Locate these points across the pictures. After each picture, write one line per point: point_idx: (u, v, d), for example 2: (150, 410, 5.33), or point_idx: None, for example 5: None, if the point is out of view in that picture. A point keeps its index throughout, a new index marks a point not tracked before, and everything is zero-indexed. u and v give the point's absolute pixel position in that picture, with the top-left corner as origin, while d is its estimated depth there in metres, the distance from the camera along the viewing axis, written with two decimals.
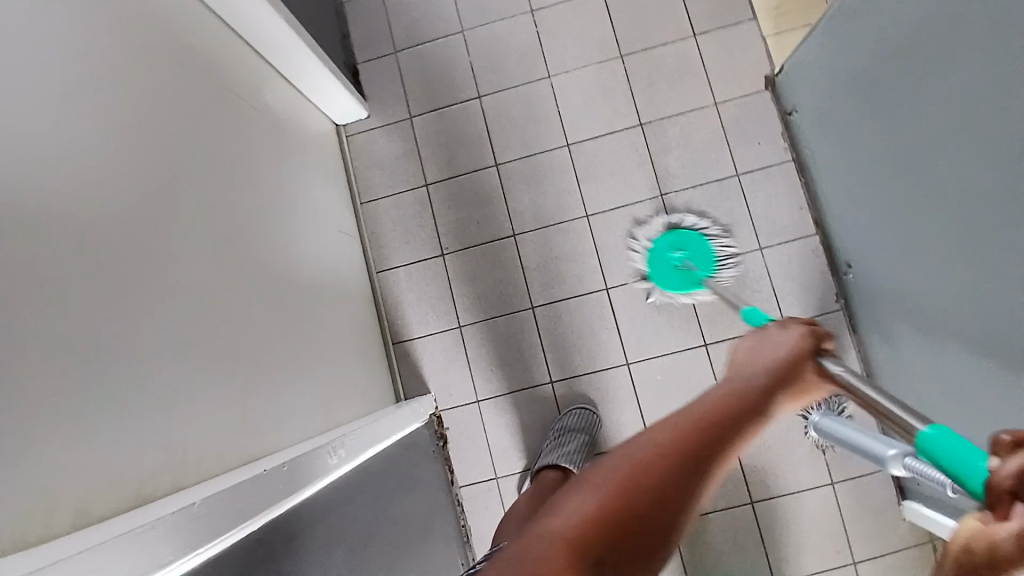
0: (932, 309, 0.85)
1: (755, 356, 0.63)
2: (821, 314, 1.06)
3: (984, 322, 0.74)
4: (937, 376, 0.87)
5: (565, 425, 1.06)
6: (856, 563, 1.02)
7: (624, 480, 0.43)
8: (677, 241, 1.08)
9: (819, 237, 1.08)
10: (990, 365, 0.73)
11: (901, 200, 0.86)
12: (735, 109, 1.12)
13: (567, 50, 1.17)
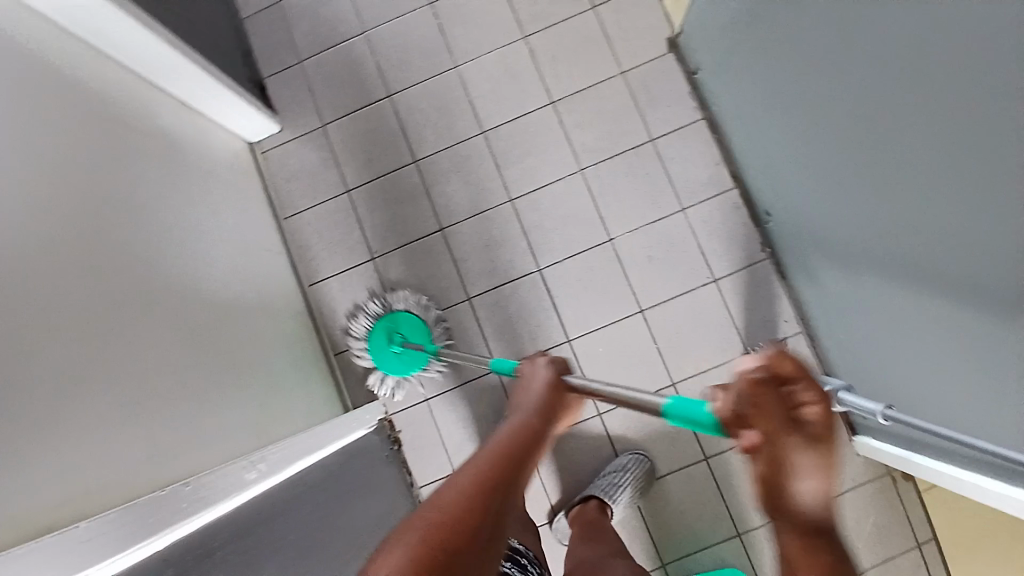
0: (852, 242, 0.86)
1: (521, 405, 0.65)
2: (749, 265, 1.08)
3: (900, 244, 0.74)
4: (865, 307, 0.89)
5: None
6: None
7: (436, 521, 0.38)
8: (393, 326, 1.09)
9: (737, 190, 1.09)
10: (913, 285, 0.74)
11: (810, 137, 0.87)
12: (642, 74, 1.13)
13: (470, 38, 1.16)
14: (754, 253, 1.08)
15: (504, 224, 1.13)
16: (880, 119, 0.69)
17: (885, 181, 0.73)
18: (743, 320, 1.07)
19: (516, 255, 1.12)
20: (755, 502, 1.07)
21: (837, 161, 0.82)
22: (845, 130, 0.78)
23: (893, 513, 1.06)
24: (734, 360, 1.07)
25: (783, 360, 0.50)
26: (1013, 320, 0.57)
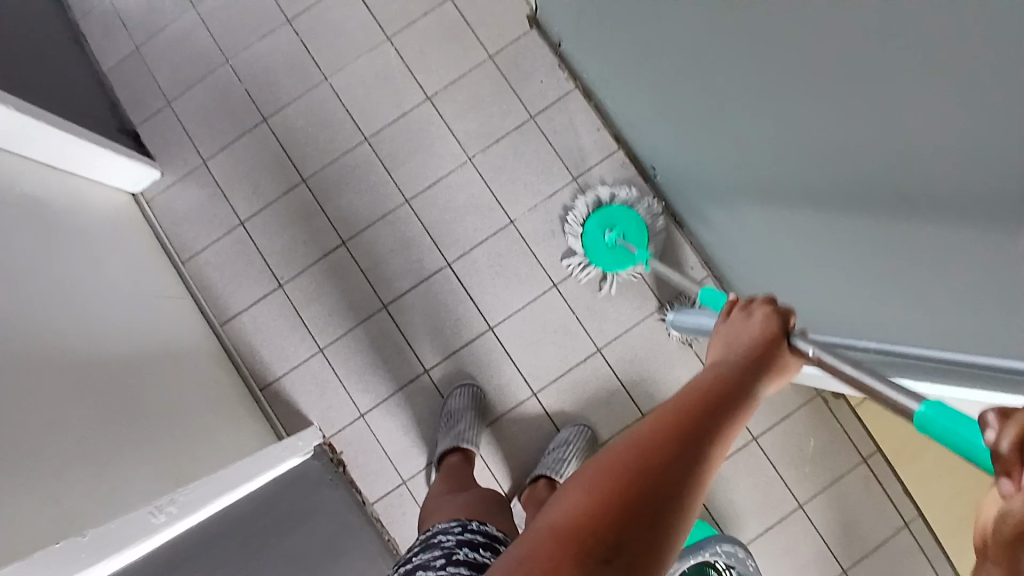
0: (735, 177, 0.88)
1: (720, 350, 0.56)
2: (648, 221, 1.10)
3: (778, 164, 0.76)
4: (758, 238, 0.91)
5: (452, 408, 1.06)
6: (756, 438, 1.09)
7: (632, 458, 0.39)
8: (603, 221, 1.07)
9: (622, 151, 1.11)
10: (798, 203, 0.77)
11: (677, 85, 0.88)
12: (511, 55, 1.13)
13: (334, 49, 1.15)
14: (650, 209, 1.10)
15: (404, 226, 1.12)
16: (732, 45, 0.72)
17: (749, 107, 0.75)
18: (652, 274, 1.09)
19: (423, 254, 1.12)
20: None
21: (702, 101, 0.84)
22: (701, 69, 0.80)
23: (834, 433, 1.09)
24: (651, 316, 1.09)
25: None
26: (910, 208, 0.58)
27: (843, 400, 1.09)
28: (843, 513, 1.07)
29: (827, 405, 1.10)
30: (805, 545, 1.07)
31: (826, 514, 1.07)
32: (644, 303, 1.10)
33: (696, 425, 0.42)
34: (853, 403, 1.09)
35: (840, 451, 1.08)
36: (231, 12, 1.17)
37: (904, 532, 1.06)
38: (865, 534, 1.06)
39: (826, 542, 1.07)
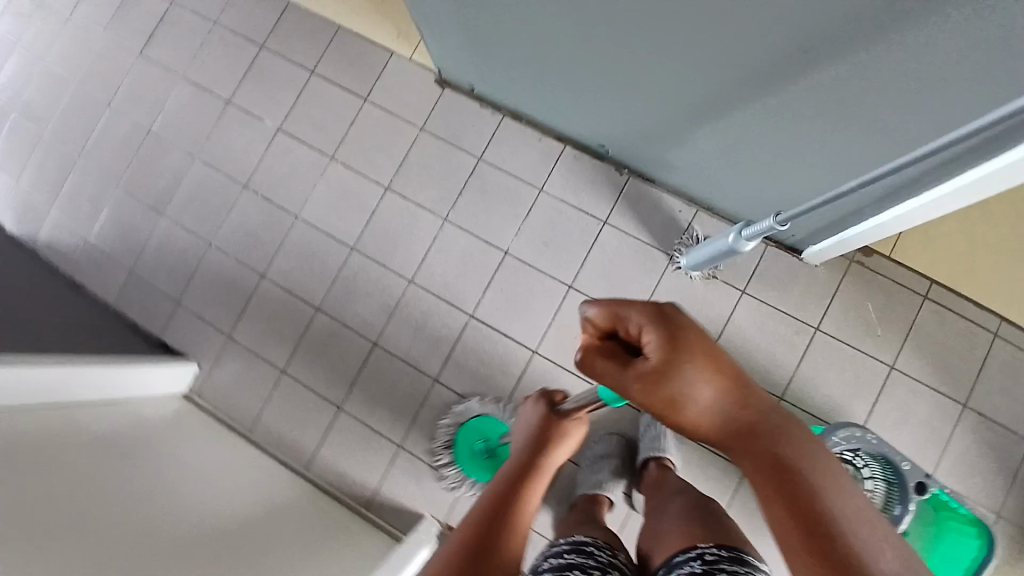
0: (669, 117, 0.94)
1: (515, 444, 0.81)
2: (621, 192, 1.16)
3: (696, 85, 0.83)
4: (720, 153, 0.96)
5: (598, 453, 1.09)
6: (819, 326, 1.08)
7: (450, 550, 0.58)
8: (473, 432, 1.12)
9: (570, 147, 1.19)
10: (733, 105, 0.82)
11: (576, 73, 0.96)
12: (437, 119, 1.23)
13: (292, 190, 1.26)
14: (618, 181, 1.17)
15: (419, 303, 1.19)
16: (595, 28, 0.80)
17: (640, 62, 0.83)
18: (649, 235, 1.15)
19: (446, 318, 1.18)
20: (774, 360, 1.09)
21: (604, 78, 0.92)
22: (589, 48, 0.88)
23: (885, 286, 1.08)
24: (667, 269, 1.13)
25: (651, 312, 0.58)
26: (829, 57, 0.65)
27: (876, 254, 1.09)
28: (937, 354, 1.06)
29: (867, 266, 1.09)
30: (919, 397, 1.05)
31: (923, 364, 1.06)
32: (656, 260, 1.14)
33: (483, 525, 0.61)
34: (887, 252, 1.09)
35: (902, 301, 1.08)
36: (195, 206, 1.30)
37: (999, 342, 1.05)
38: (967, 363, 1.05)
39: (938, 388, 1.05)
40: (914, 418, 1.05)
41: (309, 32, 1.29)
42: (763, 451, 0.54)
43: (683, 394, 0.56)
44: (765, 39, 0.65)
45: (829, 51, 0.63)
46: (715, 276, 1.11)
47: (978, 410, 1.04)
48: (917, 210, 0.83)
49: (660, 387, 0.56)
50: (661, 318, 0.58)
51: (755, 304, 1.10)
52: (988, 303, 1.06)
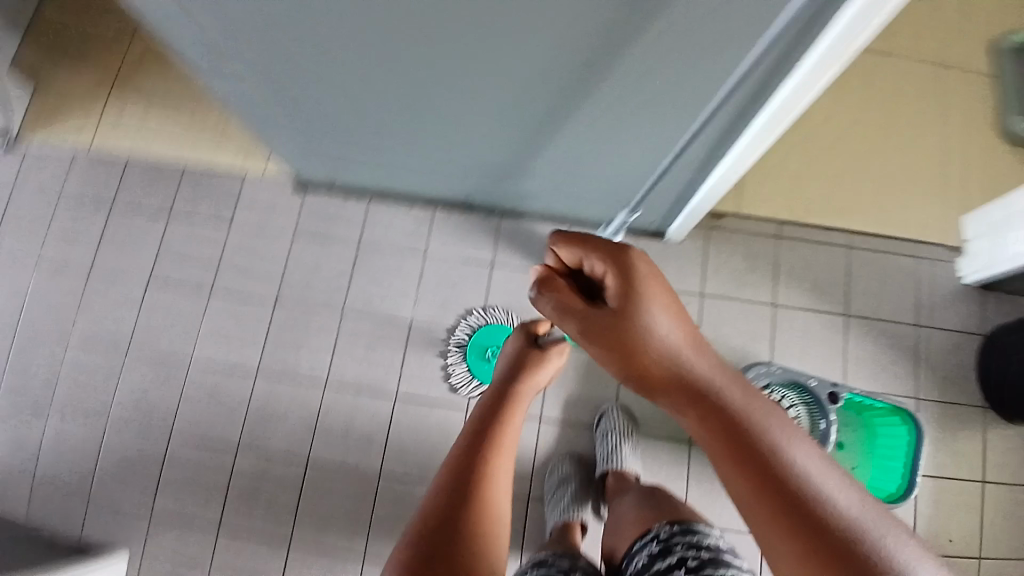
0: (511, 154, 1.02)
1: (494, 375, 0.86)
2: (496, 235, 1.23)
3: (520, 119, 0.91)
4: (566, 171, 1.04)
5: (556, 478, 1.14)
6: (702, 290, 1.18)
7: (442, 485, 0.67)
8: (484, 343, 1.16)
9: (438, 209, 1.24)
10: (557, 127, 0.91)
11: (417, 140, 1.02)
12: (305, 222, 1.24)
13: (180, 338, 1.22)
14: (490, 226, 1.24)
15: (341, 402, 1.17)
16: (418, 98, 0.87)
17: (469, 117, 0.91)
18: (534, 264, 1.22)
19: (373, 407, 1.17)
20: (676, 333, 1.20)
21: (444, 139, 0.99)
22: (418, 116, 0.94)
23: (744, 239, 1.20)
24: None
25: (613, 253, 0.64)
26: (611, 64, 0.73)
27: (727, 215, 1.21)
28: (809, 281, 1.18)
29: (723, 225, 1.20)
30: (807, 323, 1.17)
31: (799, 294, 1.18)
32: None
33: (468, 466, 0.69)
34: (735, 209, 1.21)
35: (763, 247, 1.20)
36: (78, 388, 1.22)
37: (852, 252, 1.20)
38: (832, 280, 1.19)
39: (819, 310, 1.17)
40: (810, 344, 1.16)
41: (152, 180, 1.28)
42: (715, 403, 0.54)
43: (634, 337, 0.58)
44: (559, 75, 0.75)
45: (613, 73, 0.72)
46: None
47: (855, 317, 1.18)
48: (727, 175, 0.95)
49: (611, 327, 0.60)
50: (625, 263, 0.63)
51: None
52: (825, 225, 1.22)
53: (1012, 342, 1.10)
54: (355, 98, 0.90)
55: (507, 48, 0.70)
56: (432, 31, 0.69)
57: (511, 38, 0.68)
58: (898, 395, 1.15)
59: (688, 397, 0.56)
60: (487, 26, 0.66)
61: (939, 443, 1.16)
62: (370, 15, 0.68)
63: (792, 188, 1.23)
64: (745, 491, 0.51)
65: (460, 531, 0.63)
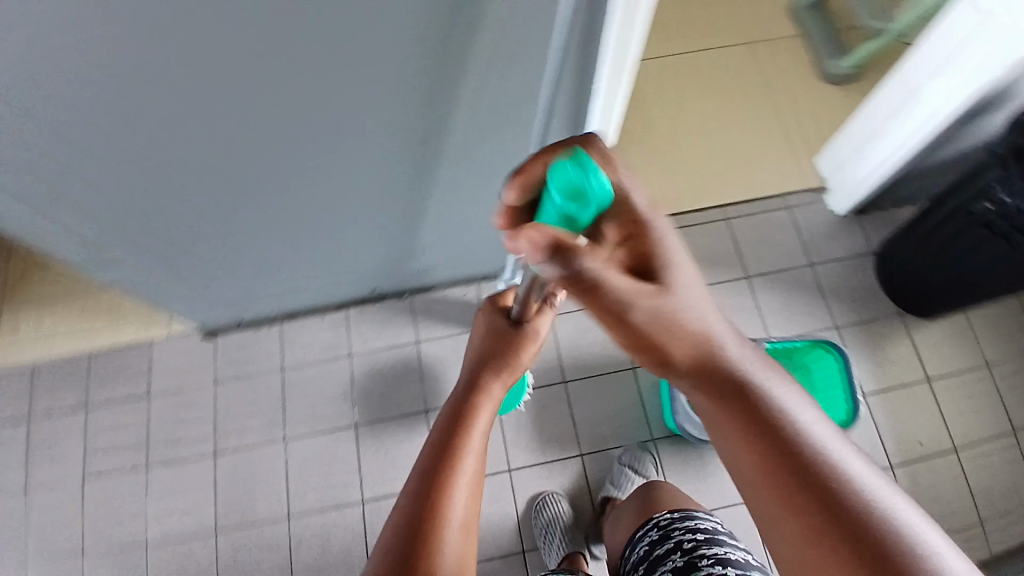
0: (395, 234, 1.06)
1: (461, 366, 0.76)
2: (413, 312, 1.26)
3: (388, 203, 0.96)
4: (452, 233, 1.09)
5: (544, 517, 1.15)
6: None
7: (413, 487, 0.61)
8: None
9: (350, 305, 1.27)
10: (424, 198, 0.97)
11: (304, 249, 1.05)
12: (225, 363, 1.24)
13: (129, 520, 1.17)
14: (403, 306, 1.27)
15: (310, 525, 1.15)
16: (290, 208, 0.92)
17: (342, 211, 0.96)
18: (457, 328, 1.25)
19: (343, 519, 1.15)
20: (605, 341, 1.28)
21: (329, 239, 1.04)
22: (295, 228, 0.99)
23: None
24: None
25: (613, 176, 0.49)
26: (441, 131, 0.80)
27: None
28: (704, 259, 1.29)
29: None
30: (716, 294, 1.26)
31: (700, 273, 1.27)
32: None
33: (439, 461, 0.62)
34: None
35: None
36: None
37: (731, 223, 1.31)
38: (724, 249, 1.30)
39: (722, 279, 1.27)
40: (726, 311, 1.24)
41: (60, 374, 1.26)
42: (743, 400, 0.51)
43: (652, 317, 0.49)
44: (403, 148, 0.82)
45: (448, 132, 0.80)
46: None
47: (755, 275, 1.28)
48: None
49: (626, 302, 0.47)
50: (634, 216, 0.49)
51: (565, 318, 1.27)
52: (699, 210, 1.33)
53: (889, 252, 1.23)
54: (232, 227, 0.94)
55: (348, 137, 0.77)
56: (277, 142, 0.75)
57: (347, 128, 0.75)
58: (817, 330, 1.25)
59: (713, 391, 0.52)
60: (324, 124, 0.73)
61: (865, 361, 1.26)
62: (214, 146, 0.73)
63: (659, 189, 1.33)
64: (777, 497, 0.48)
65: (433, 538, 0.57)
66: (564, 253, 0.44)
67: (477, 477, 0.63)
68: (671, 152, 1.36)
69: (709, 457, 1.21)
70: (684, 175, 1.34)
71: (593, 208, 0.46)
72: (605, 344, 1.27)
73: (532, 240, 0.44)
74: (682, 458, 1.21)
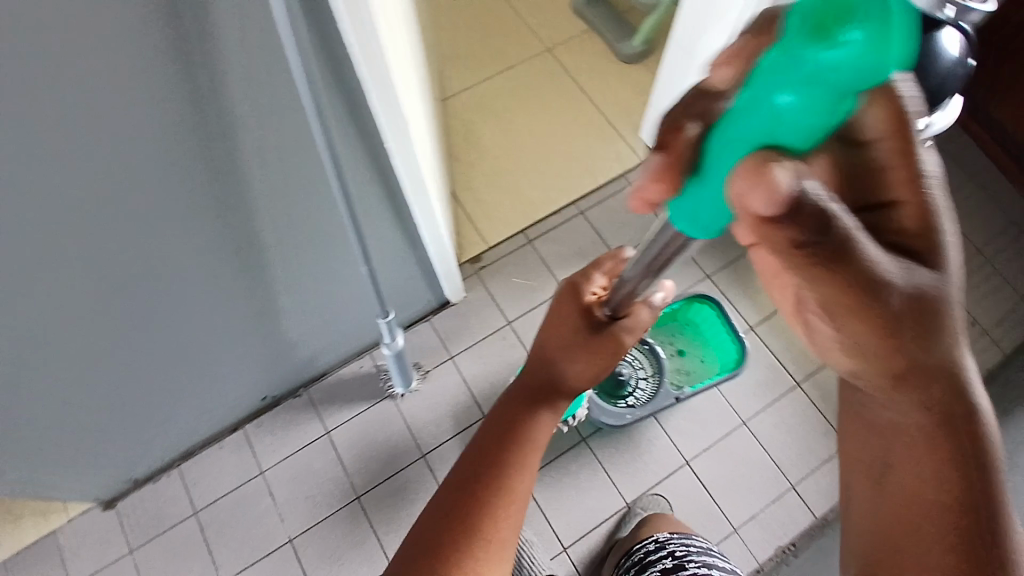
0: (264, 340, 1.05)
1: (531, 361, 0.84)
2: (312, 405, 1.24)
3: (240, 316, 0.95)
4: (322, 320, 1.10)
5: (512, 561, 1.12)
6: (508, 320, 1.33)
7: (463, 481, 0.75)
8: None
9: (246, 423, 1.24)
10: (275, 299, 0.96)
11: (175, 387, 1.03)
12: (136, 528, 1.17)
13: None
14: (302, 402, 1.24)
15: None
16: (138, 357, 0.90)
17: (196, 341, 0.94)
18: (362, 405, 1.24)
19: None
20: (511, 364, 1.29)
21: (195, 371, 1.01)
22: (155, 371, 0.96)
23: (506, 258, 1.38)
24: (398, 407, 1.24)
25: (890, 101, 0.41)
26: (257, 236, 0.81)
27: (478, 260, 1.38)
28: (571, 255, 1.39)
29: (480, 263, 1.38)
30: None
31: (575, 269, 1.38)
32: (384, 411, 1.24)
33: (495, 471, 0.75)
34: (482, 252, 1.39)
35: (524, 255, 1.39)
36: None
37: (583, 216, 1.42)
38: (588, 240, 1.40)
39: None
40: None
41: None
42: (942, 402, 0.52)
43: (893, 304, 0.46)
44: (222, 264, 0.82)
45: (264, 234, 0.81)
46: (425, 371, 1.27)
47: None
48: (445, 240, 1.11)
49: (867, 284, 0.44)
50: (909, 172, 0.45)
51: (464, 358, 1.29)
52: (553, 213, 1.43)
53: None
54: (85, 396, 0.90)
55: (162, 275, 0.77)
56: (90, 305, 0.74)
57: (154, 267, 0.74)
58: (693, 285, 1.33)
59: (918, 390, 0.52)
60: (130, 271, 0.72)
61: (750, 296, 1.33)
62: (24, 332, 0.71)
63: (508, 211, 1.43)
64: (914, 485, 0.54)
65: (472, 536, 0.71)
66: (802, 203, 0.39)
67: (528, 488, 0.75)
68: (510, 174, 1.47)
69: (642, 438, 1.23)
70: (528, 189, 1.45)
71: (870, 80, 0.32)
72: (510, 366, 1.29)
73: (771, 189, 0.38)
74: (618, 447, 1.23)
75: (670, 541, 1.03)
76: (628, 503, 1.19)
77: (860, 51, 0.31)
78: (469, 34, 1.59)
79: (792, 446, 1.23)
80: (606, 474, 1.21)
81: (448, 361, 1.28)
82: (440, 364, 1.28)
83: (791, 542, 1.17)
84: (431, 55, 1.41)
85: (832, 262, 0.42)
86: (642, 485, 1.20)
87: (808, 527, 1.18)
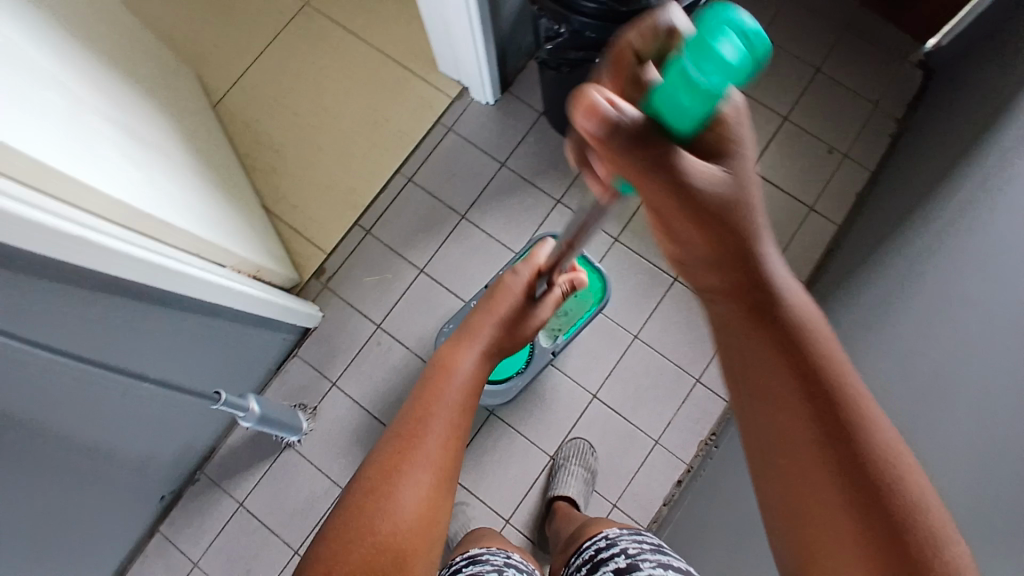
0: (119, 463, 0.99)
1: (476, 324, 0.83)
2: (215, 483, 1.22)
3: (70, 466, 0.87)
4: (167, 409, 1.03)
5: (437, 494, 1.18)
6: (377, 324, 1.26)
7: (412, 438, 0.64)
8: None
9: (158, 525, 1.21)
10: (92, 431, 0.89)
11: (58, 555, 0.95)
12: None
13: None
14: (203, 485, 1.22)
15: None
16: None
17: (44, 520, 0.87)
18: (263, 464, 1.22)
19: None
20: (395, 367, 1.25)
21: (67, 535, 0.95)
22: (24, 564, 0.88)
23: (349, 254, 1.29)
24: (297, 452, 1.23)
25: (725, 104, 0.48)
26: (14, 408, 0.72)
27: (322, 272, 1.29)
28: (414, 230, 1.30)
29: (325, 275, 1.28)
30: (448, 249, 1.28)
31: (425, 244, 1.29)
32: (285, 461, 1.22)
33: (452, 417, 0.69)
34: (322, 261, 1.29)
35: (369, 247, 1.29)
36: None
37: (412, 182, 1.31)
38: (427, 207, 1.30)
39: (441, 239, 1.29)
40: (468, 259, 1.28)
41: None
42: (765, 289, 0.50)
43: (709, 194, 0.48)
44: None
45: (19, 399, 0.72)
46: (311, 408, 1.23)
47: (468, 211, 1.30)
48: (248, 291, 1.02)
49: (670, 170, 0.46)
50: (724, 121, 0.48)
51: (347, 380, 1.24)
52: (381, 187, 1.32)
53: (549, 108, 1.25)
54: None
55: None
56: None
57: None
58: (540, 221, 1.29)
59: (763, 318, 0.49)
60: None
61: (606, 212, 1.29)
62: None
63: (332, 205, 1.31)
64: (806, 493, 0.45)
65: (442, 485, 0.63)
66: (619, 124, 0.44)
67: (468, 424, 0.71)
68: (315, 165, 1.33)
69: (541, 389, 1.23)
70: (344, 173, 1.32)
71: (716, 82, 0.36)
72: (396, 368, 1.25)
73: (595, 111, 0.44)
74: (524, 408, 1.23)
75: (622, 539, 0.83)
76: (552, 456, 1.20)
77: (723, 70, 0.36)
78: (213, 24, 1.40)
79: (686, 342, 1.24)
80: (524, 434, 1.22)
81: (332, 389, 1.24)
82: (324, 395, 1.24)
83: (711, 433, 1.20)
84: (167, 59, 1.24)
85: (653, 161, 0.45)
86: (560, 433, 1.21)
87: (722, 413, 1.21)
